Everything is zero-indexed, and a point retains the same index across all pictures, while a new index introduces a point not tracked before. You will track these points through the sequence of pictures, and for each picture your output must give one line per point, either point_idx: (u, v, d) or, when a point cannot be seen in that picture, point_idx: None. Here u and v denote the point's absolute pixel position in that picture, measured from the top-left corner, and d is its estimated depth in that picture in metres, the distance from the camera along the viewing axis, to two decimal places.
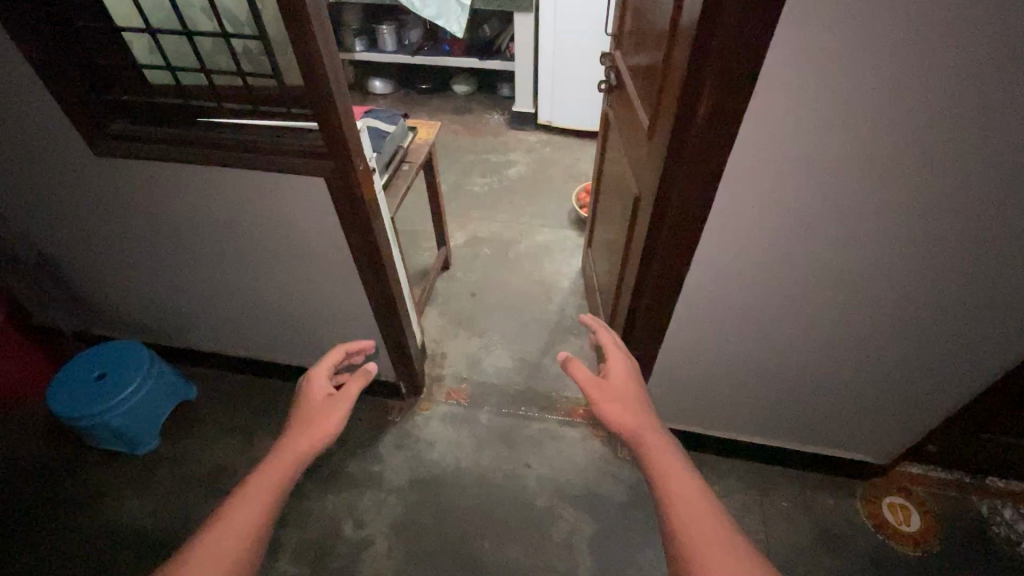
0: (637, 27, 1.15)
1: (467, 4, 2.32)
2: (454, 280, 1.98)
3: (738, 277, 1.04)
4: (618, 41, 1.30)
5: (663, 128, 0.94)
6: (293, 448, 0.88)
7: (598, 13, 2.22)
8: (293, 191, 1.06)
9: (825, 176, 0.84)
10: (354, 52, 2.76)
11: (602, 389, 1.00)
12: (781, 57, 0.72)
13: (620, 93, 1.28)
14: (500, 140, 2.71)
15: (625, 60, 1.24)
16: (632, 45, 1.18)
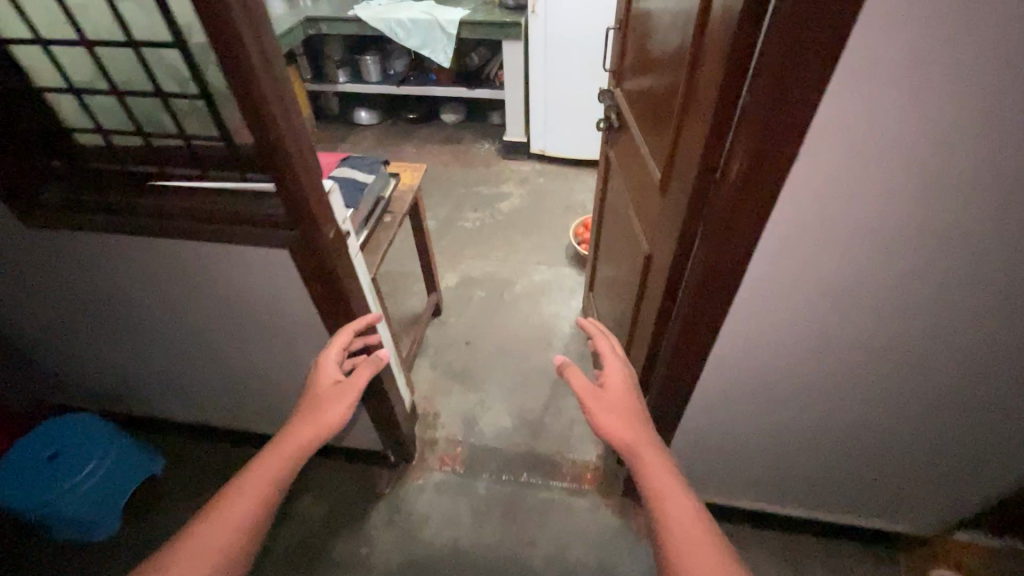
0: (641, 65, 1.03)
1: (453, 33, 2.22)
2: (446, 327, 1.84)
3: (769, 343, 0.91)
4: (618, 80, 1.19)
5: (680, 184, 0.82)
6: (296, 440, 0.86)
7: (590, 38, 2.13)
8: (254, 264, 0.91)
9: (881, 242, 0.71)
10: (337, 84, 2.66)
11: (597, 396, 0.92)
12: (833, 118, 0.60)
13: (622, 136, 1.17)
14: (491, 171, 2.60)
15: (628, 101, 1.12)
16: (636, 85, 1.07)
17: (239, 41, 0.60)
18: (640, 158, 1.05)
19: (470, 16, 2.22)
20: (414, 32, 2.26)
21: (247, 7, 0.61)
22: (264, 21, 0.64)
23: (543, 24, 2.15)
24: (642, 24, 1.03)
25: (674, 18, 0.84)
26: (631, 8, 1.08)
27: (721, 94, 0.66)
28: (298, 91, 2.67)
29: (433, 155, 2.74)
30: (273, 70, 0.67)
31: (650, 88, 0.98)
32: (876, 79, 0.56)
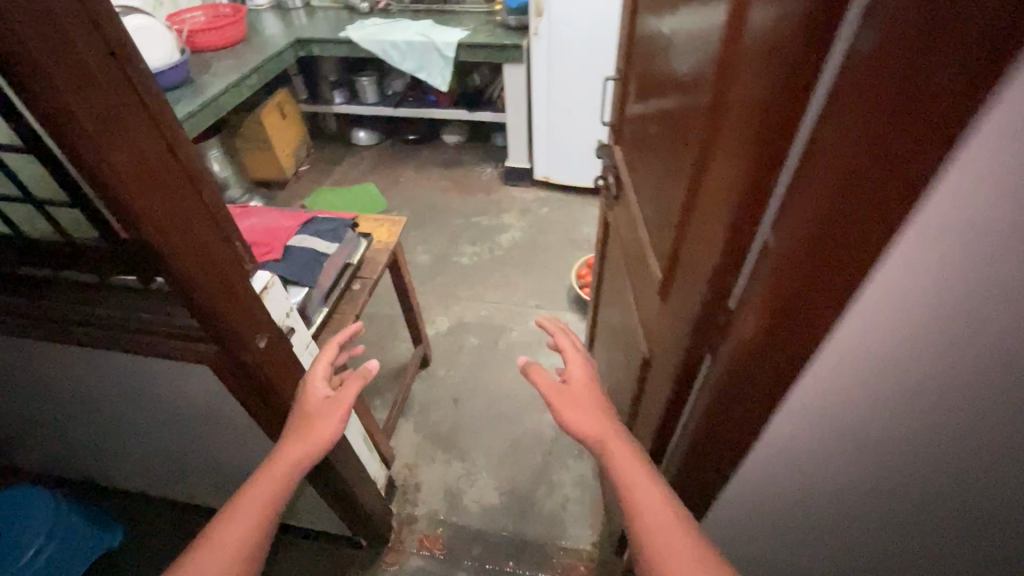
0: (641, 114, 0.85)
1: (450, 56, 2.07)
2: (435, 381, 1.69)
3: (798, 501, 0.71)
4: (616, 134, 1.01)
5: (688, 275, 0.62)
6: (286, 460, 0.74)
7: (597, 62, 1.98)
8: (179, 372, 0.78)
9: (985, 406, 0.48)
10: (333, 105, 2.53)
11: (561, 392, 0.91)
12: (901, 274, 0.42)
13: (622, 196, 0.98)
14: (492, 199, 2.44)
15: (630, 155, 0.94)
16: (637, 137, 0.88)
17: (105, 159, 0.48)
18: (642, 223, 0.86)
19: (469, 37, 2.07)
20: (410, 54, 2.12)
21: (115, 117, 0.48)
22: (151, 129, 0.52)
23: (546, 46, 1.99)
24: (641, 65, 0.84)
25: (677, 59, 0.65)
26: (629, 48, 0.90)
27: (751, 176, 0.46)
28: (291, 113, 2.50)
29: (431, 180, 2.60)
30: (168, 183, 0.55)
31: (651, 140, 0.79)
32: (1016, 181, 0.35)
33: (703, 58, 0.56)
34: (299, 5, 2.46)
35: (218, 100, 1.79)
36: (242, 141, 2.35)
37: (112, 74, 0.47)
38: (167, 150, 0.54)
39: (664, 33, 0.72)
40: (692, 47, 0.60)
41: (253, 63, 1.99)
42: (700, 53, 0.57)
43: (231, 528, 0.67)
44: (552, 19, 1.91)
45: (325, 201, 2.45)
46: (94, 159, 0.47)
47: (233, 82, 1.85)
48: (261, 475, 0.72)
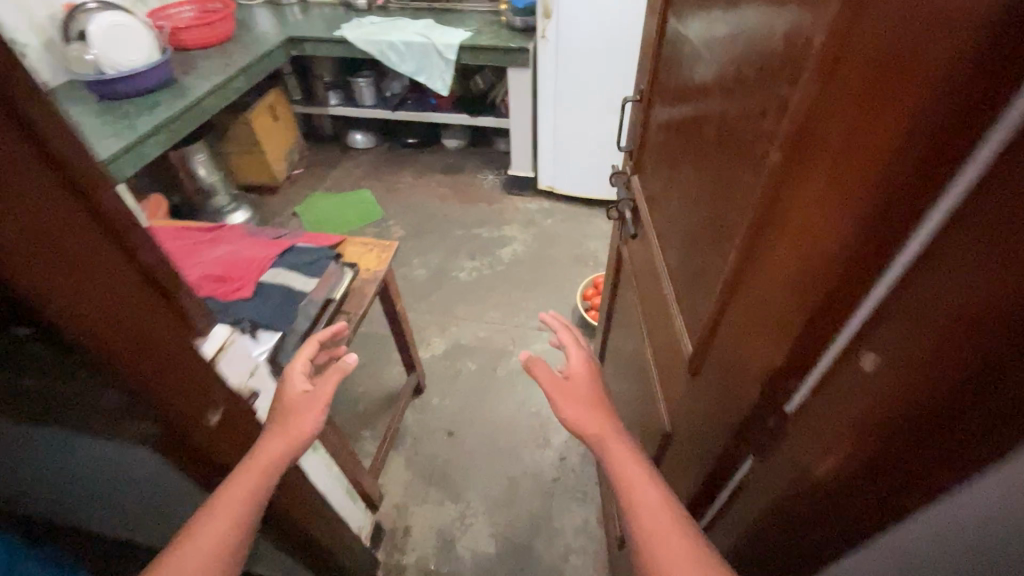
0: (668, 126, 0.71)
1: (451, 59, 1.94)
2: (428, 411, 1.58)
3: None
4: (637, 147, 0.87)
5: (737, 333, 0.49)
6: (270, 450, 0.67)
7: (607, 67, 1.85)
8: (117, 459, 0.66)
9: None
10: (328, 107, 2.41)
11: (561, 386, 0.85)
12: None
13: (640, 220, 0.85)
14: (493, 209, 2.32)
15: (652, 173, 0.80)
16: (662, 152, 0.75)
17: (59, 305, 0.42)
18: (666, 254, 0.72)
19: (472, 39, 1.94)
20: (408, 56, 1.99)
21: (81, 270, 0.43)
22: (124, 269, 0.47)
23: (554, 51, 1.87)
24: (669, 68, 0.71)
25: (722, 60, 0.52)
26: (654, 64, 0.77)
27: (862, 222, 0.32)
28: (284, 114, 2.38)
29: (430, 186, 2.47)
30: (146, 320, 0.50)
31: (681, 157, 0.65)
32: None
33: (762, 67, 0.43)
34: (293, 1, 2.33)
35: (201, 104, 1.66)
36: (231, 143, 2.23)
37: (63, 206, 0.41)
38: (142, 284, 0.49)
39: (701, 29, 0.58)
40: (743, 59, 0.47)
41: (241, 64, 1.85)
42: (758, 81, 0.44)
43: (211, 523, 0.58)
44: (561, 22, 1.79)
45: (318, 208, 2.32)
46: (48, 306, 0.42)
47: (218, 84, 1.72)
48: (242, 468, 0.64)
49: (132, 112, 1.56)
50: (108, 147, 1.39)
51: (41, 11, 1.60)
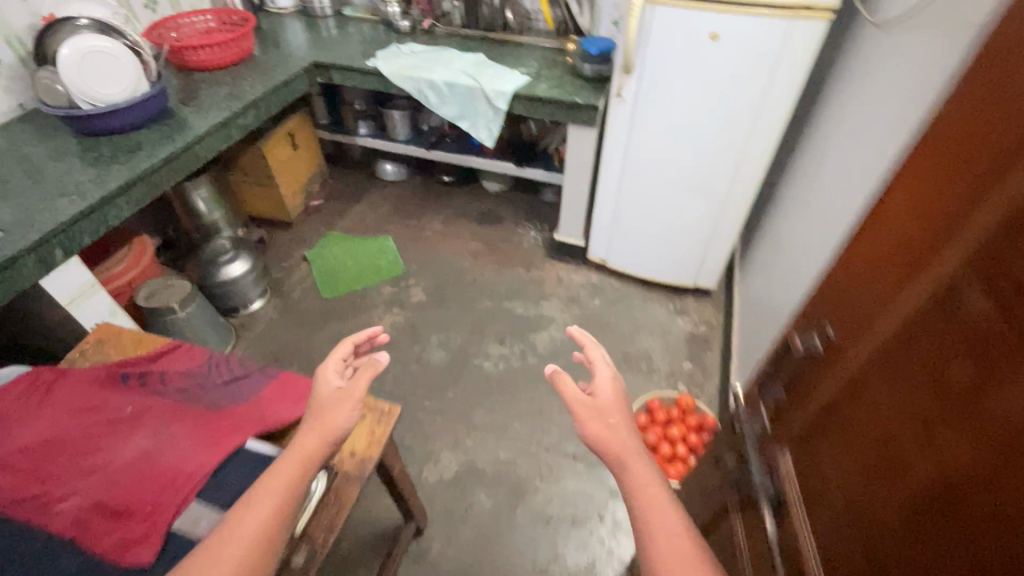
0: (962, 411, 0.32)
1: (502, 108, 1.59)
2: (427, 562, 1.26)
3: None
4: (831, 323, 0.47)
5: None
6: (311, 440, 0.68)
7: (695, 139, 1.47)
8: None
9: None
10: (356, 136, 2.10)
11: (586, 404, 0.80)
12: None
13: (795, 539, 0.48)
14: (533, 276, 1.98)
15: (858, 408, 0.42)
16: (914, 431, 0.36)
17: None
18: None
19: (529, 86, 1.59)
20: (451, 99, 1.64)
21: None
22: None
23: (630, 113, 1.50)
24: (1023, 296, 0.29)
25: None
26: (888, 338, 0.39)
27: None
28: (304, 141, 2.08)
29: (462, 237, 2.14)
30: None
31: (1005, 551, 0.29)
32: None
33: None
34: (328, 12, 2.01)
35: (194, 148, 1.35)
36: (242, 174, 1.94)
37: None
38: None
39: None
40: None
41: (252, 95, 1.52)
42: None
43: (246, 515, 0.60)
44: (645, 80, 1.41)
45: (333, 254, 2.03)
46: None
47: (218, 123, 1.40)
48: (277, 465, 0.65)
49: (106, 158, 1.26)
50: (64, 210, 1.10)
51: (21, 19, 1.34)
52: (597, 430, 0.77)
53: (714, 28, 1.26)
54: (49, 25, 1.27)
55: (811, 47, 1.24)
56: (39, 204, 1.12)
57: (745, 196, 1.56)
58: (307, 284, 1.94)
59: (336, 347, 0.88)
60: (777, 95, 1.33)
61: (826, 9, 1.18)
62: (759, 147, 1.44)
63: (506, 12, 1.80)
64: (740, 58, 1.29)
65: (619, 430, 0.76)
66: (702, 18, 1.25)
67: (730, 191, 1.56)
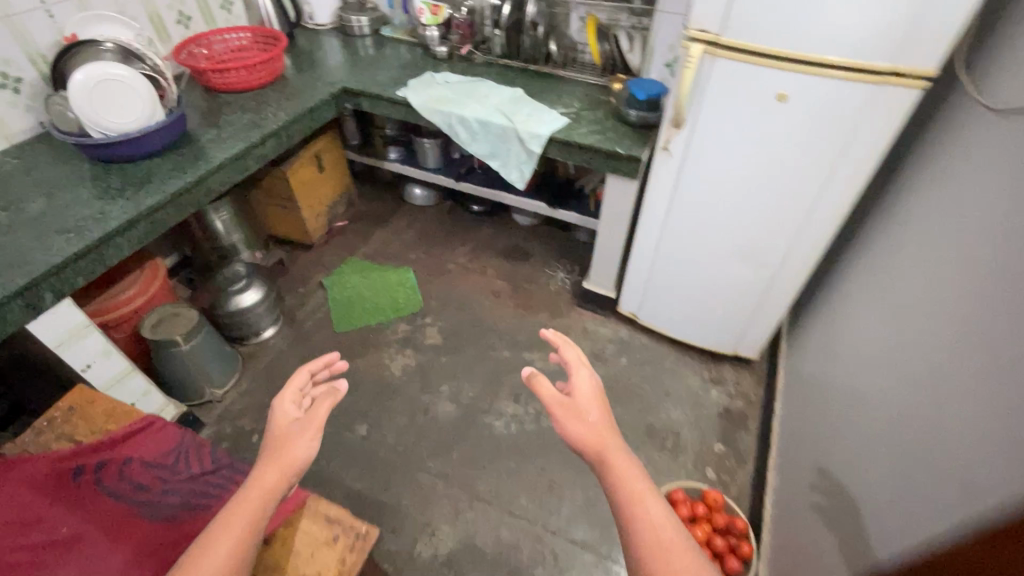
0: None
1: (536, 151, 1.46)
2: None
3: None
4: None
5: None
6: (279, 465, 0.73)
7: (748, 203, 1.31)
8: None
9: None
10: (384, 161, 2.01)
11: (564, 406, 0.82)
12: None
13: None
14: (555, 325, 1.84)
15: None
16: None
17: None
18: None
19: (568, 130, 1.45)
20: (483, 137, 1.52)
21: None
22: None
23: (676, 169, 1.34)
24: None
25: None
26: None
27: None
28: (331, 163, 2.01)
29: (485, 273, 2.02)
30: None
31: None
32: None
33: None
34: (366, 32, 1.93)
35: (205, 181, 1.28)
36: (264, 195, 1.88)
37: None
38: None
39: None
40: None
41: (274, 124, 1.44)
42: None
43: (207, 551, 0.63)
44: (698, 137, 1.26)
45: (350, 283, 1.95)
46: None
47: (234, 154, 1.33)
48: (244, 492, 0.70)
49: (113, 190, 1.19)
50: (58, 250, 1.05)
51: (46, 36, 1.31)
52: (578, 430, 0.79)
53: (784, 87, 1.09)
54: (69, 46, 1.21)
55: (899, 118, 1.06)
56: (35, 241, 1.06)
57: (801, 270, 1.38)
58: (319, 315, 1.86)
59: (291, 378, 0.90)
60: (851, 166, 1.15)
61: (922, 77, 1.00)
62: (823, 220, 1.26)
63: (550, 42, 1.67)
64: (811, 122, 1.12)
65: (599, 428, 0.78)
66: (771, 76, 1.09)
67: (785, 262, 1.38)
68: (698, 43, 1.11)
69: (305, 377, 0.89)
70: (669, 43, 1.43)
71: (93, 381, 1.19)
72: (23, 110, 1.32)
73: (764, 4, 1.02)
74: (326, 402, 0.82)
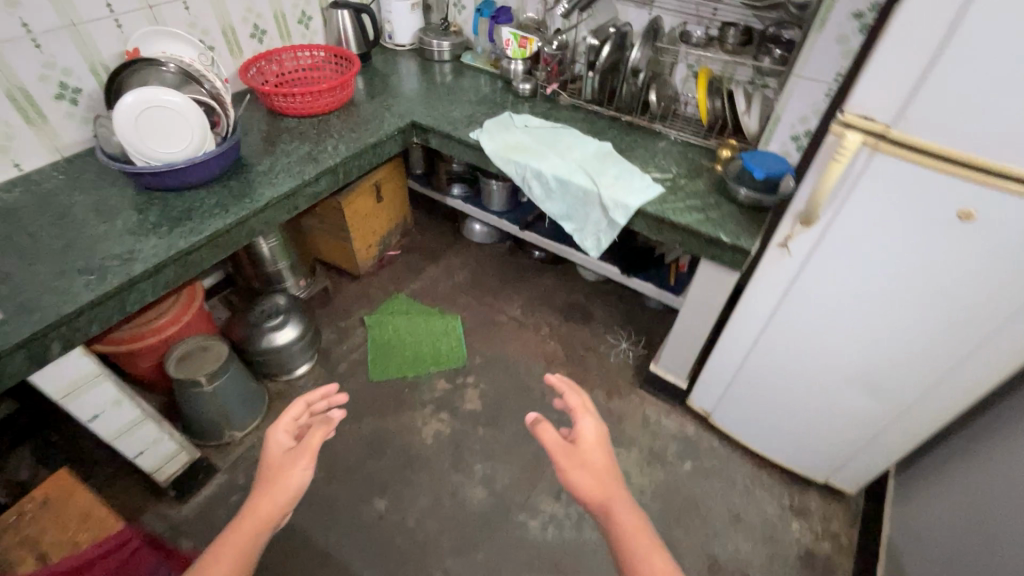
0: None
1: (621, 222, 1.24)
2: None
3: None
4: None
5: None
6: (274, 498, 0.73)
7: (885, 327, 1.04)
8: None
9: None
10: (446, 196, 1.86)
11: (569, 452, 0.72)
12: None
13: None
14: (611, 408, 1.61)
15: None
16: None
17: None
18: None
19: (661, 202, 1.22)
20: (559, 195, 1.33)
21: None
22: None
23: (794, 272, 1.09)
24: None
25: None
26: None
27: None
28: (392, 192, 1.87)
29: (539, 332, 1.82)
30: None
31: None
32: None
33: None
34: (446, 57, 1.77)
35: (249, 222, 1.15)
36: (318, 220, 1.77)
37: None
38: None
39: None
40: None
41: (330, 160, 1.30)
42: None
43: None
44: (832, 240, 1.00)
45: (393, 324, 1.80)
46: None
47: (283, 193, 1.20)
48: (235, 526, 0.70)
49: (148, 226, 1.08)
50: (75, 296, 0.93)
51: (110, 47, 1.23)
52: (582, 479, 0.70)
53: (970, 203, 0.83)
54: (129, 64, 1.12)
55: None
56: (51, 281, 0.95)
57: (941, 414, 1.10)
58: (356, 357, 1.71)
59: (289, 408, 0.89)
60: None
61: None
62: (987, 363, 0.98)
63: (650, 92, 1.44)
64: (1000, 250, 0.85)
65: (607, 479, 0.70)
66: (955, 186, 0.83)
67: (919, 402, 1.10)
68: (857, 132, 0.86)
69: (301, 410, 0.88)
70: (800, 114, 1.17)
71: (99, 430, 1.07)
72: (80, 122, 1.25)
73: (964, 97, 0.76)
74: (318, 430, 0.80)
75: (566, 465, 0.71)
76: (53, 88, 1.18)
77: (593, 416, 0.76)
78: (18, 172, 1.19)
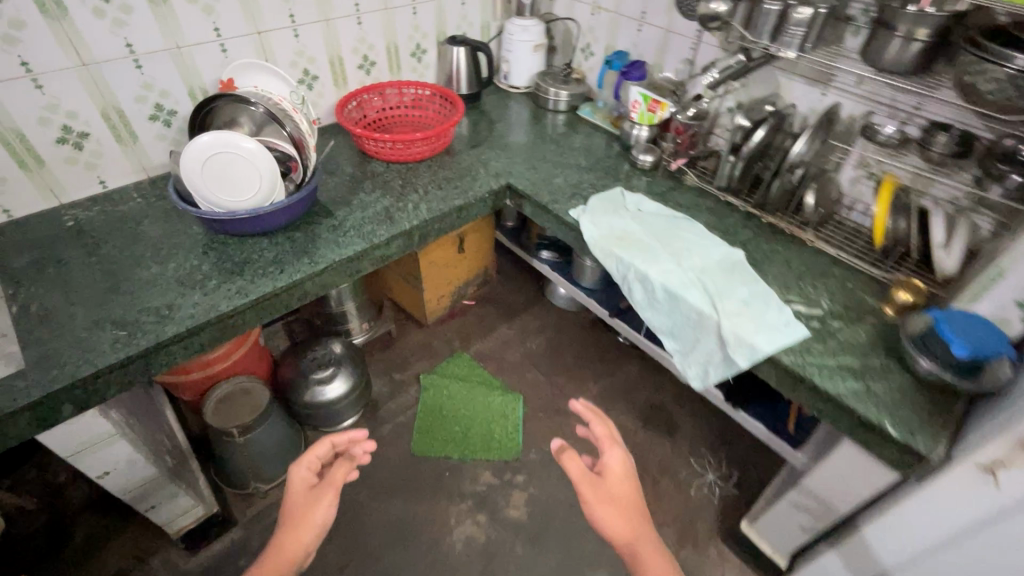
0: None
1: (743, 367, 0.94)
2: None
3: None
4: None
5: None
6: (295, 541, 0.67)
7: None
8: None
9: None
10: (534, 258, 1.66)
11: (596, 487, 0.68)
12: None
13: None
14: (681, 559, 1.31)
15: None
16: None
17: None
18: None
19: (802, 352, 0.92)
20: (664, 309, 1.06)
21: None
22: None
23: (1000, 506, 0.74)
24: None
25: None
26: None
27: None
28: (476, 243, 1.71)
29: None
30: None
31: None
32: None
33: None
34: (561, 107, 1.58)
35: (302, 285, 1.01)
36: (393, 263, 1.65)
37: None
38: None
39: None
40: None
41: (406, 223, 1.14)
42: None
43: None
44: None
45: (449, 391, 1.63)
46: None
47: (346, 256, 1.05)
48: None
49: (198, 277, 0.98)
50: (99, 355, 0.84)
51: (212, 72, 1.17)
52: (613, 524, 0.66)
53: None
54: (216, 97, 1.04)
55: None
56: (83, 332, 0.87)
57: None
58: (402, 421, 1.56)
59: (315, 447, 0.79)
60: None
61: None
62: None
63: (806, 191, 1.14)
64: None
65: (633, 514, 0.67)
66: None
67: None
68: None
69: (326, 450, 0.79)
70: None
71: (110, 486, 0.99)
72: (169, 143, 1.20)
73: None
74: (341, 473, 0.73)
75: (591, 498, 0.67)
76: (148, 109, 1.13)
77: (619, 447, 0.72)
78: (102, 188, 1.16)
